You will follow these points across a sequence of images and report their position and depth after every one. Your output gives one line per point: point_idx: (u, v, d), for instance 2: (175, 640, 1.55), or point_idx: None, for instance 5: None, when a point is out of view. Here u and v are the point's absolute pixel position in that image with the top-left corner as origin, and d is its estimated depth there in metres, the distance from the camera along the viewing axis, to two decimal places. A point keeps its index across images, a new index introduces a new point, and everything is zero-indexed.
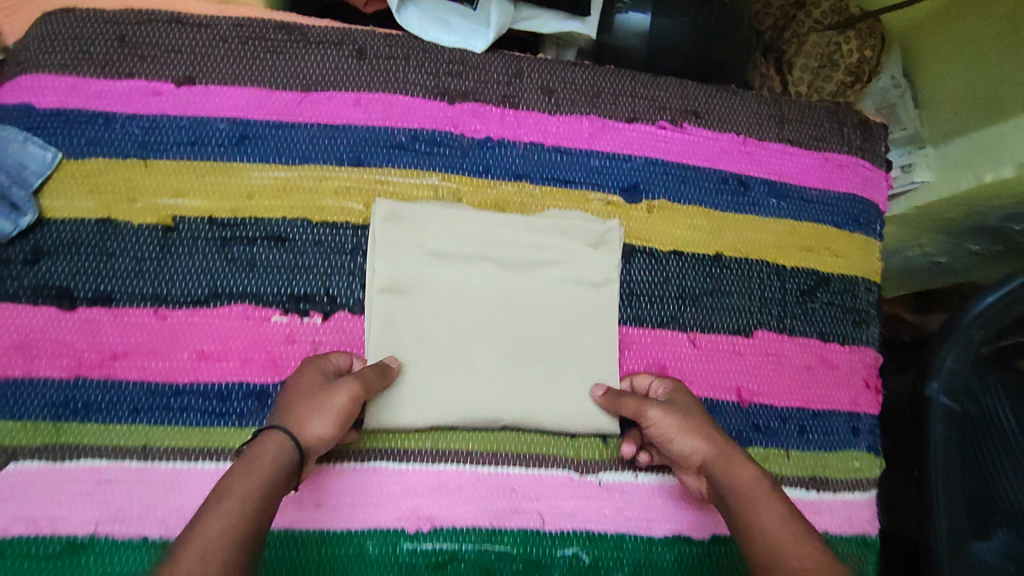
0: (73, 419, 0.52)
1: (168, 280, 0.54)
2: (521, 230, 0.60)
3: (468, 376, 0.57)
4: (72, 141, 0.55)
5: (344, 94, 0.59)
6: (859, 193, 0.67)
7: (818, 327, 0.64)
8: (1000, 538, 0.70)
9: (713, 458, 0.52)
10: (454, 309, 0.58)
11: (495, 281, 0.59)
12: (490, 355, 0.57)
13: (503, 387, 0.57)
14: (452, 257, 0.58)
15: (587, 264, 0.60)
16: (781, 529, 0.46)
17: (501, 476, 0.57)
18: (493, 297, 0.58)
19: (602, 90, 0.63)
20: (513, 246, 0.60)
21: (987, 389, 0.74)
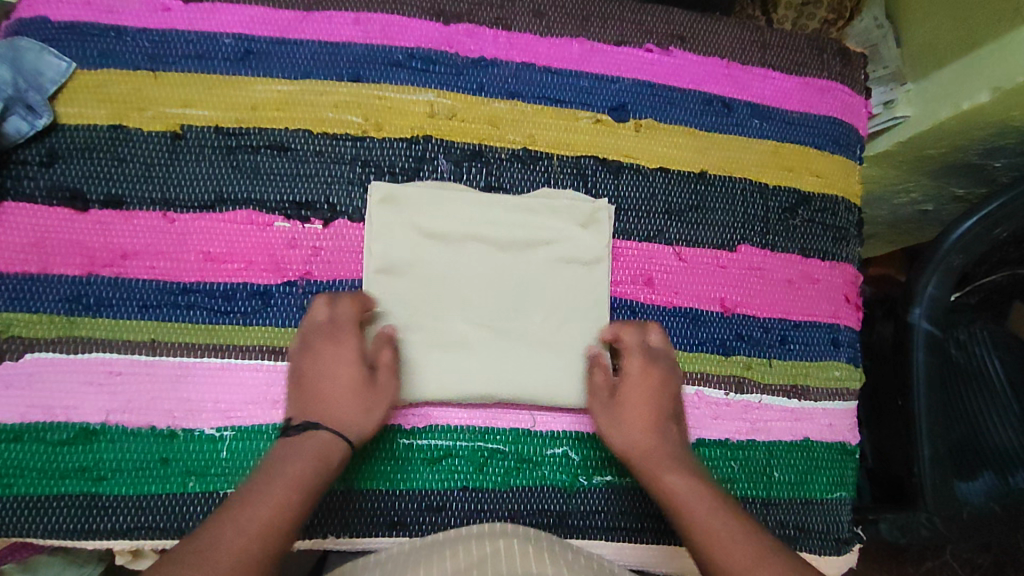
0: (85, 314, 0.54)
1: (176, 186, 0.57)
2: (513, 211, 0.60)
3: (465, 359, 0.57)
4: (85, 52, 0.57)
5: (344, 14, 0.62)
6: (839, 117, 0.69)
7: (800, 243, 0.66)
8: (985, 478, 0.75)
9: (647, 452, 0.55)
10: (447, 292, 0.58)
11: (488, 262, 0.59)
12: (484, 338, 0.58)
13: (498, 370, 0.57)
14: (446, 238, 0.59)
15: (579, 243, 0.61)
16: (708, 520, 0.50)
17: (494, 412, 0.58)
18: (486, 277, 0.59)
19: (592, 15, 0.66)
20: (506, 228, 0.60)
21: (974, 341, 0.81)
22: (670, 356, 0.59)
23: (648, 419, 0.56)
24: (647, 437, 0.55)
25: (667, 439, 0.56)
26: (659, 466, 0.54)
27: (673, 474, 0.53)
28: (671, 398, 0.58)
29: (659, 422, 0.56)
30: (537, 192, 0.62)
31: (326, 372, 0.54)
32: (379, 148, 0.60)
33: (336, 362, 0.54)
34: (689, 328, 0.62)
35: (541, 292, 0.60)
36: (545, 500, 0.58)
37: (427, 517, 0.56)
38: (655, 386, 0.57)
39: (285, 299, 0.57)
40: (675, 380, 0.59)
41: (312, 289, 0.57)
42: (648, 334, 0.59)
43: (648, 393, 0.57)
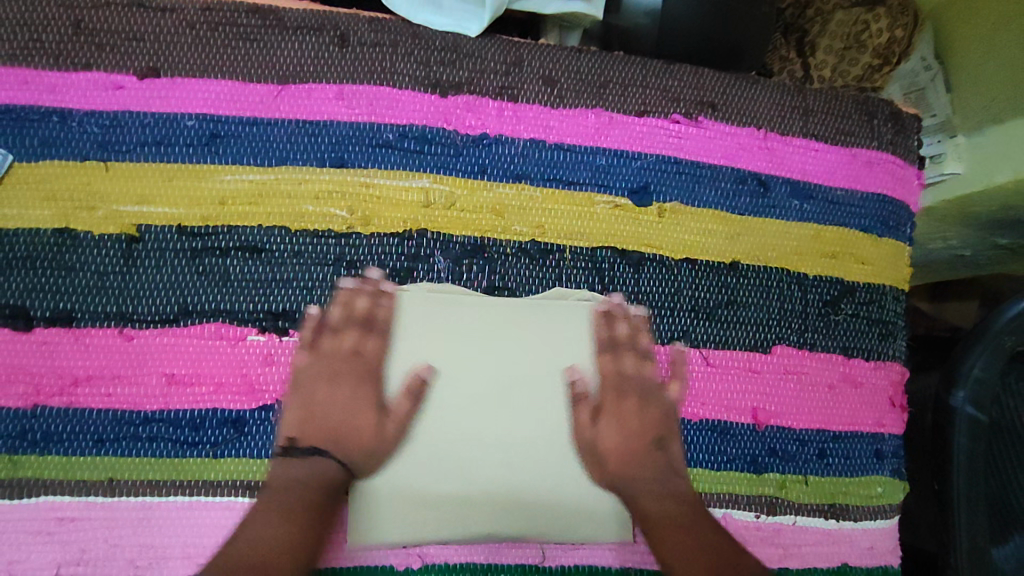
0: (30, 452, 0.47)
1: (135, 297, 0.50)
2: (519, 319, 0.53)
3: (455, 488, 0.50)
4: (24, 142, 0.50)
5: (325, 87, 0.54)
6: (888, 193, 0.61)
7: (841, 341, 0.59)
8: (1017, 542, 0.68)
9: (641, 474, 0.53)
10: (453, 417, 0.51)
11: (501, 374, 0.52)
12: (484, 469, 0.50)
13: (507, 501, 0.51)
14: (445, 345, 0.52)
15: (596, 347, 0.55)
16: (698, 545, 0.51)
17: (497, 547, 0.52)
18: (494, 393, 0.52)
19: (610, 80, 0.58)
20: (515, 330, 0.53)
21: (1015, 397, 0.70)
22: (636, 385, 0.55)
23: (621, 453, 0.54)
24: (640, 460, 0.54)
25: (633, 464, 0.54)
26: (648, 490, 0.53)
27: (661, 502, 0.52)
28: (666, 424, 0.55)
29: (637, 446, 0.54)
30: (547, 291, 0.55)
31: (331, 411, 0.51)
32: (367, 245, 0.53)
33: (356, 400, 0.51)
34: (718, 443, 0.56)
35: (538, 412, 0.52)
36: None
37: None
38: (618, 414, 0.54)
39: (260, 426, 0.50)
40: (656, 408, 0.55)
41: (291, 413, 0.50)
42: (627, 360, 0.55)
43: (632, 417, 0.54)
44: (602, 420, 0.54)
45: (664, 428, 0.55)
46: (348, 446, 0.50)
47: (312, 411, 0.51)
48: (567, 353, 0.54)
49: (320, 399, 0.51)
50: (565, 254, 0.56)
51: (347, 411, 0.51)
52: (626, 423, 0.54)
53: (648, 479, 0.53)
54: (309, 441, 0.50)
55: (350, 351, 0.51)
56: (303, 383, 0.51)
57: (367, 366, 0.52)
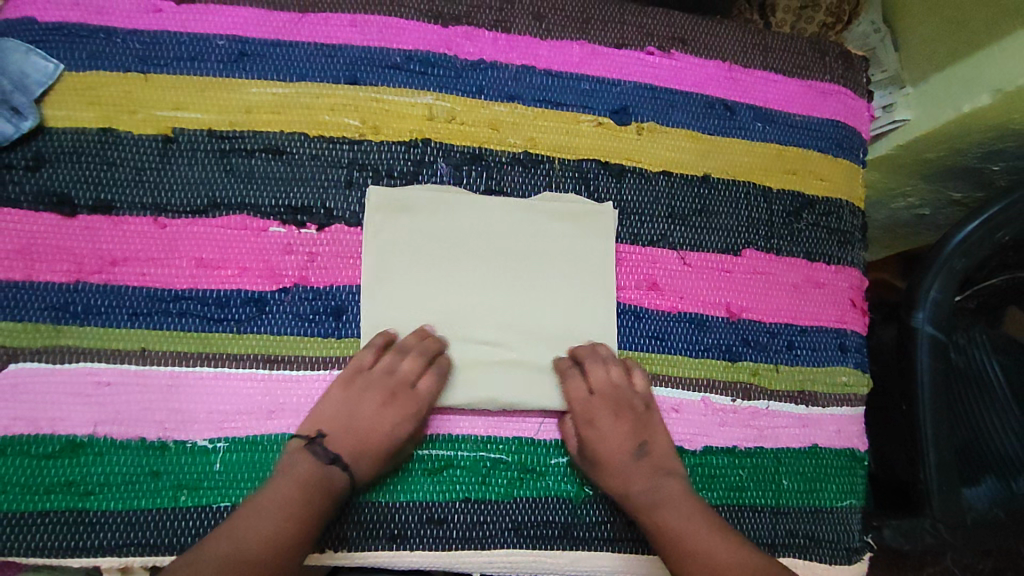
0: (72, 322, 0.52)
1: (168, 190, 0.55)
2: (494, 217, 0.59)
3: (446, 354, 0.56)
4: (73, 54, 0.56)
5: (340, 16, 0.61)
6: (842, 120, 0.69)
7: (805, 247, 0.65)
8: (989, 483, 0.75)
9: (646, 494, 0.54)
10: (451, 303, 0.57)
11: (495, 268, 0.58)
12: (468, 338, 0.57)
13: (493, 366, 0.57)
14: (445, 242, 0.58)
15: (583, 248, 0.60)
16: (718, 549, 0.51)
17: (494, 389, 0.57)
18: (488, 285, 0.58)
19: (592, 17, 0.65)
20: (507, 233, 0.59)
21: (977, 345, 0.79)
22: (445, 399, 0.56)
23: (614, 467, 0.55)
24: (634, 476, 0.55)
25: (628, 478, 0.55)
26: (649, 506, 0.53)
27: (662, 513, 0.53)
28: (642, 425, 0.57)
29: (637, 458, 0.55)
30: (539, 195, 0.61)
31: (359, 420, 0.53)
32: (377, 151, 0.59)
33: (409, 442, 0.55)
34: (695, 333, 0.61)
35: (515, 296, 0.58)
36: (550, 512, 0.56)
37: (429, 530, 0.54)
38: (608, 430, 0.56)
39: (280, 306, 0.55)
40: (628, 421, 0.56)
41: (308, 296, 0.56)
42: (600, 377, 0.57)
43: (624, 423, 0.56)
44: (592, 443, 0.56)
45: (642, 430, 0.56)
46: (373, 466, 0.53)
47: (353, 423, 0.53)
48: (553, 252, 0.60)
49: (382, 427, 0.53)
50: (554, 164, 0.62)
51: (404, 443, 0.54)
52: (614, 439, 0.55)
53: (649, 482, 0.54)
54: (343, 446, 0.52)
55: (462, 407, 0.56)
56: (360, 396, 0.54)
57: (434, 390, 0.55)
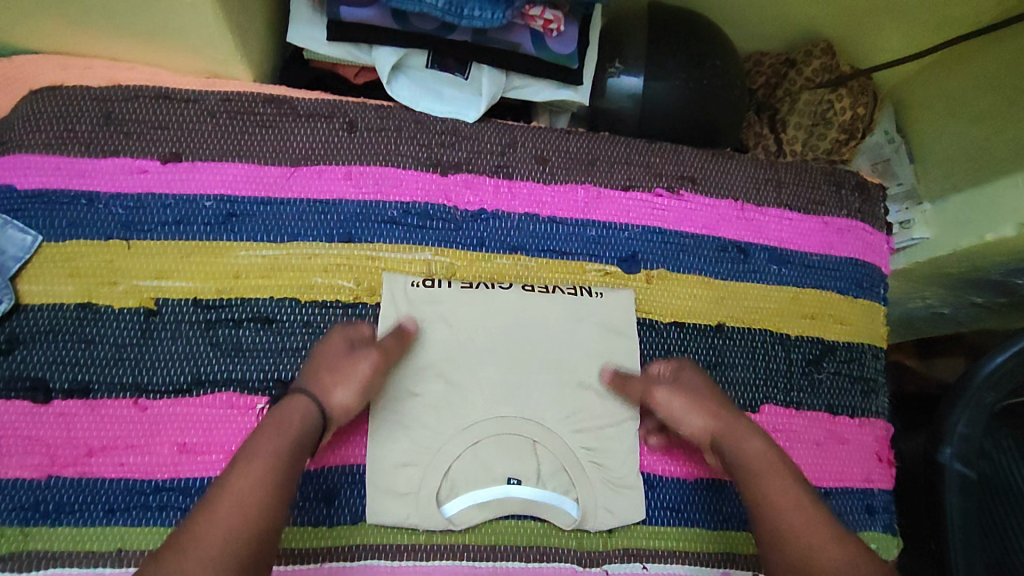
0: (42, 524, 0.48)
1: (150, 368, 0.52)
2: (478, 299, 0.57)
3: (488, 316, 0.57)
4: (53, 223, 0.53)
5: (334, 168, 0.58)
6: (860, 258, 0.66)
7: (826, 399, 0.61)
8: None
9: (720, 435, 0.51)
10: (466, 401, 0.54)
11: (498, 345, 0.56)
12: (507, 324, 0.57)
13: (524, 308, 0.58)
14: (440, 328, 0.56)
15: (563, 319, 0.58)
16: (797, 516, 0.46)
17: (501, 571, 0.53)
18: (502, 381, 0.55)
19: (598, 159, 0.63)
20: (495, 312, 0.57)
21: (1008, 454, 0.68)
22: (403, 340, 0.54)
23: (694, 410, 0.53)
24: (715, 415, 0.52)
25: (711, 416, 0.52)
26: (736, 438, 0.51)
27: (748, 449, 0.50)
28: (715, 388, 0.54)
29: (719, 403, 0.53)
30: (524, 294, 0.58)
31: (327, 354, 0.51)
32: (373, 315, 0.56)
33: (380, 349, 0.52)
34: (713, 502, 0.57)
35: (528, 388, 0.56)
36: None
37: None
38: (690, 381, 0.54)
39: None
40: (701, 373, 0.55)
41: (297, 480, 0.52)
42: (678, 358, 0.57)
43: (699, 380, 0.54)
44: (675, 392, 0.54)
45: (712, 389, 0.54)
46: (330, 381, 0.49)
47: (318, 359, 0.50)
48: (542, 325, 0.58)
49: (323, 354, 0.50)
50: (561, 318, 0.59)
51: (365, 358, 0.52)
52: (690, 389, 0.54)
53: (741, 434, 0.51)
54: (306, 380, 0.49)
55: (433, 312, 0.56)
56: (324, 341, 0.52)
57: (449, 353, 0.55)
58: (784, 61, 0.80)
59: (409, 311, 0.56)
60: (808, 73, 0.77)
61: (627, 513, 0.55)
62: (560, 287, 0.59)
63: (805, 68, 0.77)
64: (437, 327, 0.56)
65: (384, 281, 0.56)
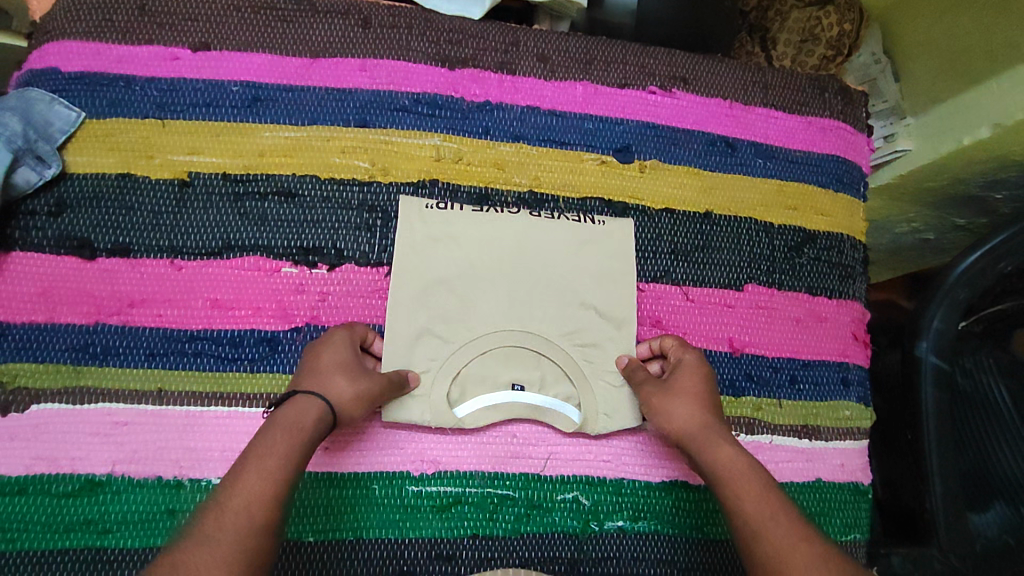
0: (92, 364, 0.54)
1: (183, 234, 0.57)
2: (488, 220, 0.61)
3: (497, 238, 0.61)
4: (94, 102, 0.58)
5: (350, 61, 0.62)
6: (842, 155, 0.70)
7: (806, 281, 0.66)
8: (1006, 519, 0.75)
9: (694, 437, 0.53)
10: (476, 309, 0.59)
11: (505, 262, 0.60)
12: (515, 245, 0.61)
13: (530, 231, 0.62)
14: (452, 245, 0.60)
15: (567, 244, 0.62)
16: (760, 508, 0.46)
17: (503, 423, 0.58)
18: (508, 292, 0.60)
19: (595, 57, 0.67)
20: (503, 234, 0.61)
21: (983, 366, 0.77)
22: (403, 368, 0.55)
23: (678, 412, 0.54)
24: (695, 416, 0.54)
25: (689, 417, 0.54)
26: (709, 441, 0.52)
27: (719, 456, 0.51)
28: (711, 395, 0.56)
29: (705, 407, 0.54)
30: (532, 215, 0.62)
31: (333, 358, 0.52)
32: (387, 192, 0.61)
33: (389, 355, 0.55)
34: None
35: (532, 302, 0.60)
36: (556, 547, 0.56)
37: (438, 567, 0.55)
38: (684, 385, 0.56)
39: (291, 346, 0.56)
40: (701, 374, 0.57)
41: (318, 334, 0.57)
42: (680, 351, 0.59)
43: (697, 385, 0.56)
44: (663, 394, 0.56)
45: (708, 397, 0.55)
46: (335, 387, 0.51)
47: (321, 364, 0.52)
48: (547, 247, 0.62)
49: (327, 361, 0.52)
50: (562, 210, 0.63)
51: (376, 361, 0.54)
52: (683, 394, 0.55)
53: (713, 440, 0.52)
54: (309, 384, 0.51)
55: (449, 230, 0.60)
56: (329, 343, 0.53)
57: (462, 271, 0.60)
58: None
59: (425, 229, 0.60)
60: None
61: (623, 420, 0.59)
62: (565, 214, 0.63)
63: None
64: (450, 243, 0.60)
65: (402, 203, 0.60)
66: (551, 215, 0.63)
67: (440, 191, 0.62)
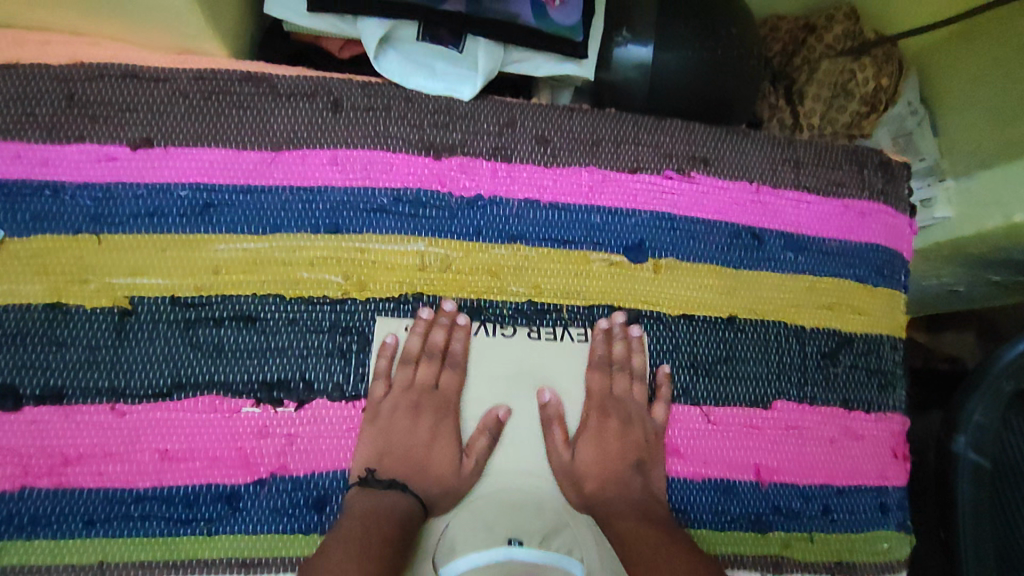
0: (16, 537, 0.46)
1: (126, 371, 0.49)
2: (477, 351, 0.54)
3: (490, 367, 0.54)
4: (15, 216, 0.49)
5: (317, 152, 0.53)
6: (882, 243, 0.62)
7: (841, 393, 0.59)
8: None
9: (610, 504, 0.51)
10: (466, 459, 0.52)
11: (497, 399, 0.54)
12: (512, 378, 0.54)
13: (529, 360, 0.54)
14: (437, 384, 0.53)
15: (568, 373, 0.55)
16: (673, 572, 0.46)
17: None
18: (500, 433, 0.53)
19: (603, 138, 0.58)
20: (496, 365, 0.54)
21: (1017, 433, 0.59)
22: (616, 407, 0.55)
23: (592, 477, 0.53)
24: (609, 484, 0.52)
25: (609, 484, 0.52)
26: (618, 510, 0.51)
27: (624, 523, 0.50)
28: (646, 446, 0.54)
29: (621, 471, 0.53)
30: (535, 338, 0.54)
31: (410, 443, 0.51)
32: (364, 310, 0.53)
33: (436, 439, 0.52)
34: (721, 501, 0.55)
35: (524, 441, 0.54)
36: None
37: None
38: (598, 440, 0.54)
39: (254, 501, 0.49)
40: (638, 431, 0.54)
41: (284, 486, 0.49)
42: (616, 380, 0.55)
43: (636, 436, 0.54)
44: (579, 444, 0.53)
45: (645, 451, 0.54)
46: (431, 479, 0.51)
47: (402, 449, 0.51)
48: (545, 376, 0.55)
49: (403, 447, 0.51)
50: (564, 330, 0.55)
51: (425, 448, 0.52)
52: (608, 449, 0.53)
53: (628, 505, 0.51)
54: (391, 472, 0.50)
55: (443, 344, 0.53)
56: (391, 420, 0.51)
57: (446, 400, 0.53)
58: (803, 26, 0.75)
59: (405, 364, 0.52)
60: (828, 41, 0.72)
61: None
62: (568, 332, 0.56)
63: (825, 35, 0.72)
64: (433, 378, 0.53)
65: (376, 328, 0.53)
66: (554, 337, 0.55)
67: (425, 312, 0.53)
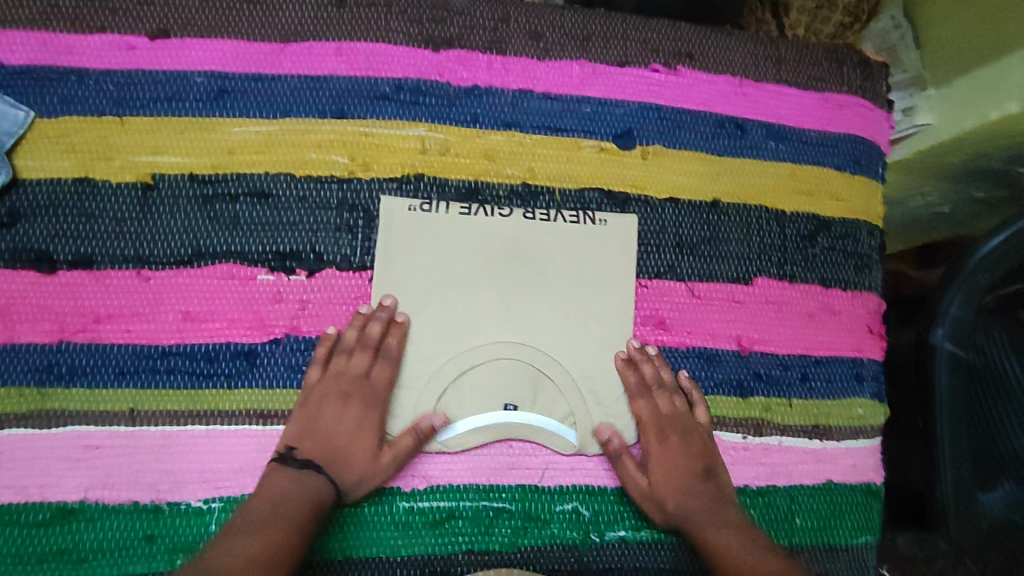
0: (57, 385, 0.51)
1: (150, 241, 0.53)
2: (473, 229, 0.57)
3: (484, 248, 0.57)
4: (44, 99, 0.54)
5: (323, 44, 0.57)
6: (860, 134, 0.65)
7: (818, 272, 0.62)
8: None
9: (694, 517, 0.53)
10: (464, 328, 0.56)
11: (493, 275, 0.57)
12: (507, 254, 0.57)
13: (524, 237, 0.58)
14: (437, 260, 0.56)
15: (562, 250, 0.58)
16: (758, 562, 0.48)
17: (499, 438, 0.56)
18: (498, 306, 0.56)
19: (593, 33, 0.61)
20: (492, 244, 0.57)
21: (995, 343, 0.63)
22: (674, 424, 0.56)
23: (666, 494, 0.55)
24: (685, 498, 0.54)
25: (687, 497, 0.54)
26: (699, 520, 0.53)
27: (709, 531, 0.52)
28: (705, 454, 0.56)
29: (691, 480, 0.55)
30: (529, 217, 0.58)
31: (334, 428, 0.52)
32: (369, 189, 0.56)
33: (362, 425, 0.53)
34: (705, 368, 0.59)
35: (521, 316, 0.56)
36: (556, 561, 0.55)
37: None
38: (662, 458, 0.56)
39: (270, 358, 0.53)
40: (694, 441, 0.56)
41: (299, 346, 0.54)
42: (659, 400, 0.57)
43: (690, 443, 0.56)
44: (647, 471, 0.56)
45: (705, 457, 0.56)
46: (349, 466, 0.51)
47: (324, 434, 0.52)
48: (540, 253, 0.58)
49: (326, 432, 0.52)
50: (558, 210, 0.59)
51: (350, 436, 0.52)
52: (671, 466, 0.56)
53: (706, 511, 0.53)
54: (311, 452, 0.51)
55: (379, 336, 0.54)
56: (319, 405, 0.52)
57: (377, 392, 0.54)
58: None
59: (405, 241, 0.56)
60: None
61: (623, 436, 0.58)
62: (562, 212, 0.59)
63: None
64: (433, 253, 0.56)
65: (381, 206, 0.56)
66: (546, 217, 0.58)
67: (426, 192, 0.57)
